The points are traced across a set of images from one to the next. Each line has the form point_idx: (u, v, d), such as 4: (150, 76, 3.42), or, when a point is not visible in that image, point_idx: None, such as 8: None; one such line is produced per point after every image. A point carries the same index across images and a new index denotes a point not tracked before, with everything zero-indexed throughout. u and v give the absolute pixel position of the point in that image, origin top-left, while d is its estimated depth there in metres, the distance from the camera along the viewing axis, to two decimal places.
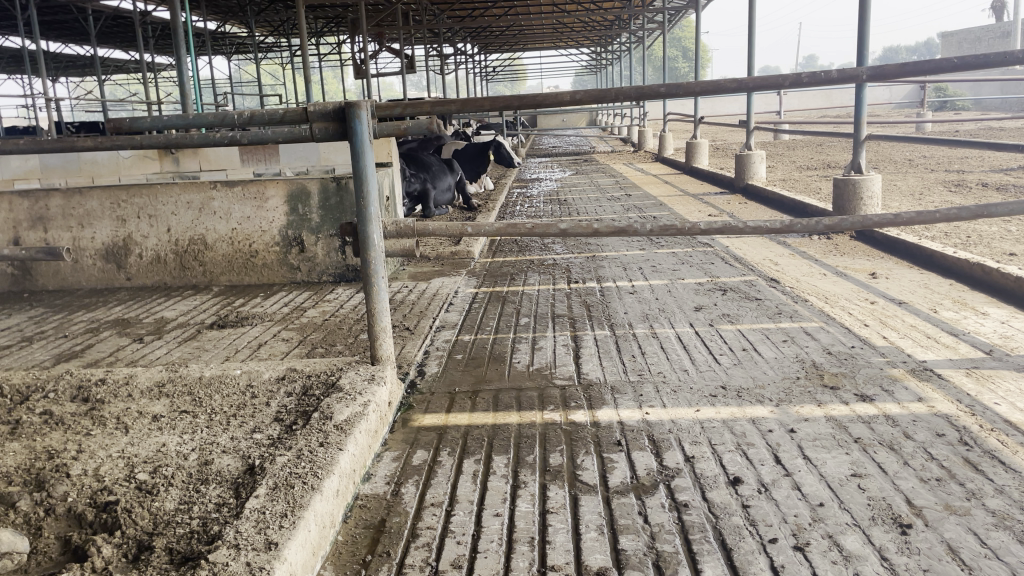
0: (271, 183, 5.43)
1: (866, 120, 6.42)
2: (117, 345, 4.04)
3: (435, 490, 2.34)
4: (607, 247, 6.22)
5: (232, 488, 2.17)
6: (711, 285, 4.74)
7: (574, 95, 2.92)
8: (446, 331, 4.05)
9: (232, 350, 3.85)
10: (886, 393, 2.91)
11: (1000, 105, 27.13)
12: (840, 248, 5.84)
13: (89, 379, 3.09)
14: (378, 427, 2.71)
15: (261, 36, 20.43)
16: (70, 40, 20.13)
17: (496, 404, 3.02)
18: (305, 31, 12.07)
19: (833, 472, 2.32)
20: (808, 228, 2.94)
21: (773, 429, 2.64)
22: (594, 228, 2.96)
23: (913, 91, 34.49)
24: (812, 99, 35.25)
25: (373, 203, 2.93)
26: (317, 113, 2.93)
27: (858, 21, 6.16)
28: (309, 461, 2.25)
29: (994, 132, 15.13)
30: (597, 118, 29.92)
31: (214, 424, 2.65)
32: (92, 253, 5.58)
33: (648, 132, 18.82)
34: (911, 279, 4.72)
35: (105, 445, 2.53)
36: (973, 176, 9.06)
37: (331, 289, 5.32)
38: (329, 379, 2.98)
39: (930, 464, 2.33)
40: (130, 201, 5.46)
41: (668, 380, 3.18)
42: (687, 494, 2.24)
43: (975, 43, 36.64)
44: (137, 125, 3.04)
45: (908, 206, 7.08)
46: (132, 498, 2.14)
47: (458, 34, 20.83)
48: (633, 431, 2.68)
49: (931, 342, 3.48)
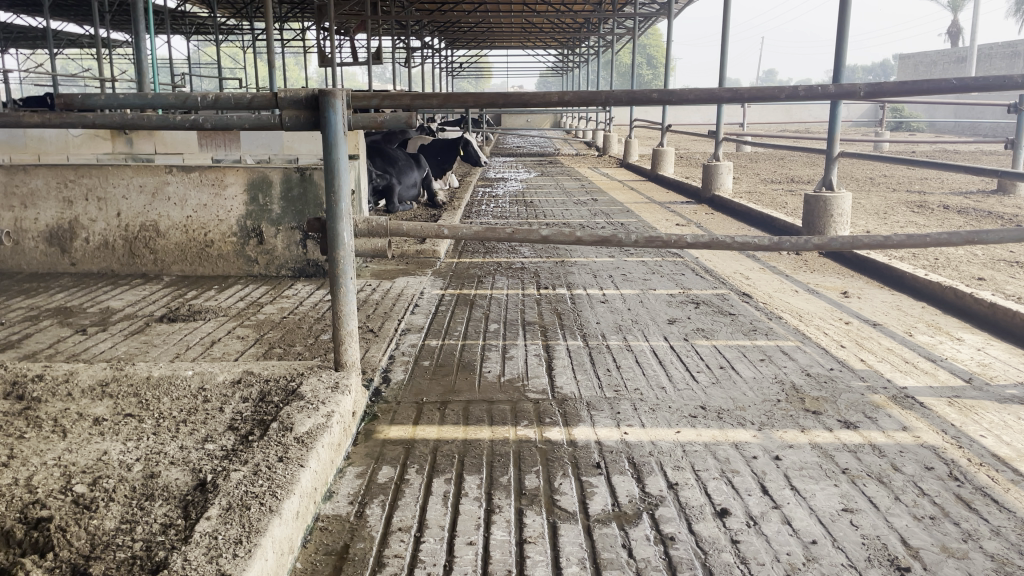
0: (231, 169, 5.19)
1: (839, 137, 6.40)
2: (58, 336, 3.78)
3: (403, 513, 2.17)
4: (575, 252, 6.10)
5: (180, 506, 1.97)
6: (683, 297, 4.65)
7: (561, 95, 2.78)
8: (412, 335, 3.88)
9: (183, 347, 3.62)
10: (869, 420, 2.82)
11: (953, 130, 27.86)
12: (809, 265, 5.80)
13: (24, 375, 2.86)
14: (340, 439, 2.52)
15: (223, 17, 19.94)
16: (22, 10, 19.36)
17: (467, 417, 2.86)
18: (271, 16, 11.48)
19: (823, 506, 2.21)
20: (797, 245, 2.80)
21: (757, 456, 2.53)
22: (577, 236, 2.83)
23: (871, 110, 35.24)
24: (772, 114, 35.94)
25: (345, 199, 2.75)
26: (288, 99, 2.73)
27: (836, 39, 6.13)
28: (266, 479, 2.06)
29: (951, 154, 15.42)
30: (561, 120, 29.96)
31: (162, 431, 2.45)
32: (34, 236, 5.27)
33: (613, 137, 18.80)
34: (883, 300, 4.69)
35: (39, 451, 2.31)
36: (935, 198, 9.16)
37: (290, 284, 5.10)
38: (288, 385, 2.79)
39: (922, 500, 2.24)
40: (79, 181, 5.17)
41: (646, 398, 3.04)
42: (672, 525, 2.10)
43: (930, 66, 37.50)
44: (90, 102, 2.80)
45: (875, 225, 7.09)
46: (68, 515, 1.93)
47: (427, 28, 20.59)
48: (612, 453, 2.55)
49: (911, 367, 3.41)
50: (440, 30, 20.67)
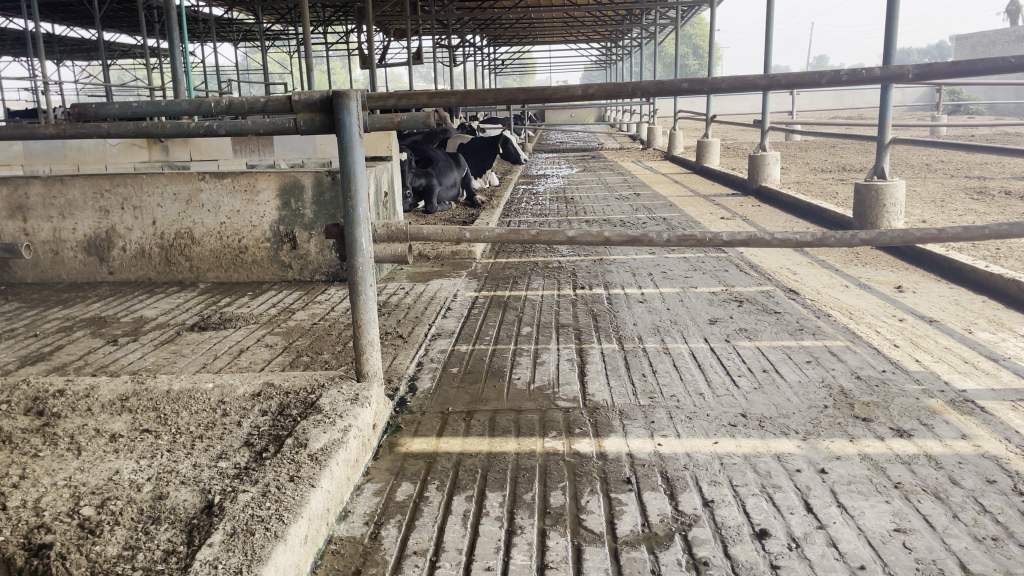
0: (262, 175, 5.14)
1: (892, 122, 6.09)
2: (89, 347, 3.77)
3: (419, 535, 2.06)
4: (615, 250, 5.92)
5: (185, 531, 1.89)
6: (726, 295, 4.45)
7: (586, 89, 2.62)
8: (442, 340, 3.77)
9: (210, 356, 3.58)
10: (925, 428, 2.62)
11: (1015, 111, 26.88)
12: (861, 258, 5.55)
13: (47, 391, 2.83)
14: (359, 455, 2.43)
15: (268, 23, 20.11)
16: (74, 23, 19.87)
17: (492, 428, 2.74)
18: (309, 19, 10.89)
19: (873, 526, 2.03)
20: (843, 241, 2.62)
21: (801, 469, 2.35)
22: (605, 236, 2.67)
23: (927, 92, 34.10)
24: (822, 101, 35.25)
25: (362, 203, 2.64)
26: (302, 102, 2.63)
27: (887, 21, 5.82)
28: (274, 501, 1.97)
29: (1013, 137, 14.82)
30: (605, 114, 29.72)
31: (176, 448, 2.37)
32: (73, 246, 5.31)
33: (658, 129, 18.51)
34: (940, 294, 4.44)
35: (52, 470, 2.26)
36: (996, 183, 8.76)
37: (323, 289, 5.04)
38: (308, 397, 2.69)
39: (983, 519, 2.05)
40: (114, 191, 5.19)
41: (682, 405, 2.88)
42: (706, 549, 1.95)
43: (988, 47, 36.13)
44: (103, 111, 2.72)
45: (931, 213, 6.78)
46: (70, 541, 1.86)
47: (468, 25, 20.48)
48: (644, 467, 2.40)
49: (970, 367, 3.18)
50: (481, 28, 20.56)
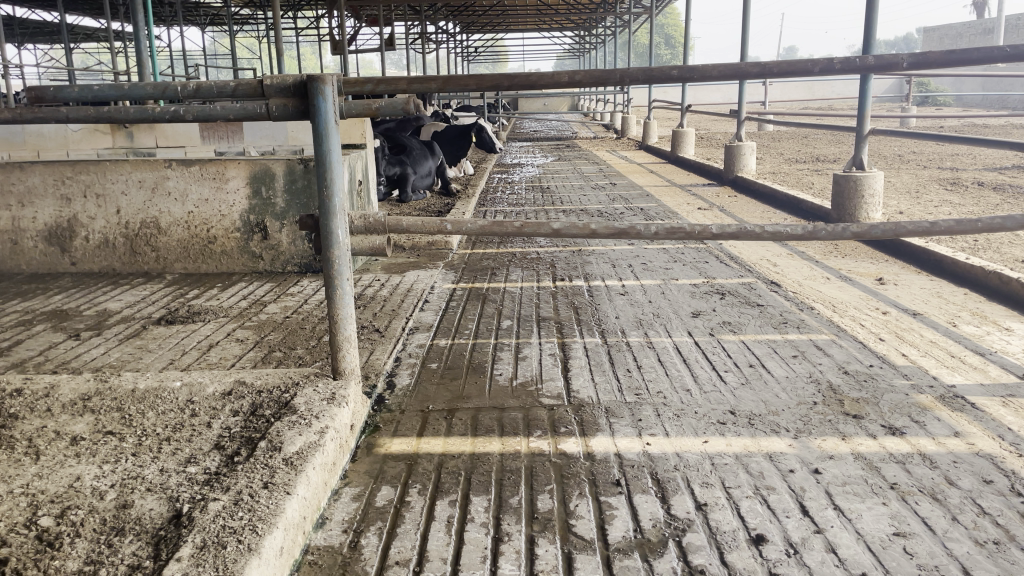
0: (232, 163, 4.99)
1: (871, 113, 6.06)
2: (49, 343, 3.60)
3: (402, 543, 1.96)
4: (593, 241, 5.84)
5: (151, 544, 1.77)
6: (708, 287, 4.39)
7: (571, 75, 2.51)
8: (420, 334, 3.66)
9: (178, 352, 3.44)
10: (917, 425, 2.56)
11: (980, 103, 27.28)
12: (841, 249, 5.52)
13: (3, 389, 2.68)
14: (335, 458, 2.31)
15: (237, 7, 19.71)
16: (37, 5, 19.31)
17: (475, 427, 2.64)
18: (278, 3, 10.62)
19: (872, 530, 1.97)
20: (834, 234, 2.53)
21: (795, 470, 2.29)
22: (592, 228, 2.57)
23: (895, 84, 34.50)
24: (793, 92, 35.48)
25: (338, 194, 2.51)
26: (274, 87, 2.50)
27: (868, 11, 5.79)
28: (247, 510, 1.85)
29: (981, 128, 14.98)
30: (579, 103, 29.68)
31: (142, 452, 2.24)
32: (33, 235, 5.11)
33: (632, 119, 18.49)
34: (922, 286, 4.41)
35: (8, 476, 2.12)
36: (968, 174, 8.83)
37: (295, 280, 4.90)
38: (282, 397, 2.57)
39: (983, 521, 1.99)
40: (77, 178, 5.00)
41: (669, 403, 2.80)
42: (702, 556, 1.87)
43: (954, 39, 36.62)
44: (62, 94, 2.56)
45: (908, 204, 6.78)
46: (26, 556, 1.73)
47: (442, 12, 20.26)
48: (633, 468, 2.32)
49: (958, 362, 3.15)
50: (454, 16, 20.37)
